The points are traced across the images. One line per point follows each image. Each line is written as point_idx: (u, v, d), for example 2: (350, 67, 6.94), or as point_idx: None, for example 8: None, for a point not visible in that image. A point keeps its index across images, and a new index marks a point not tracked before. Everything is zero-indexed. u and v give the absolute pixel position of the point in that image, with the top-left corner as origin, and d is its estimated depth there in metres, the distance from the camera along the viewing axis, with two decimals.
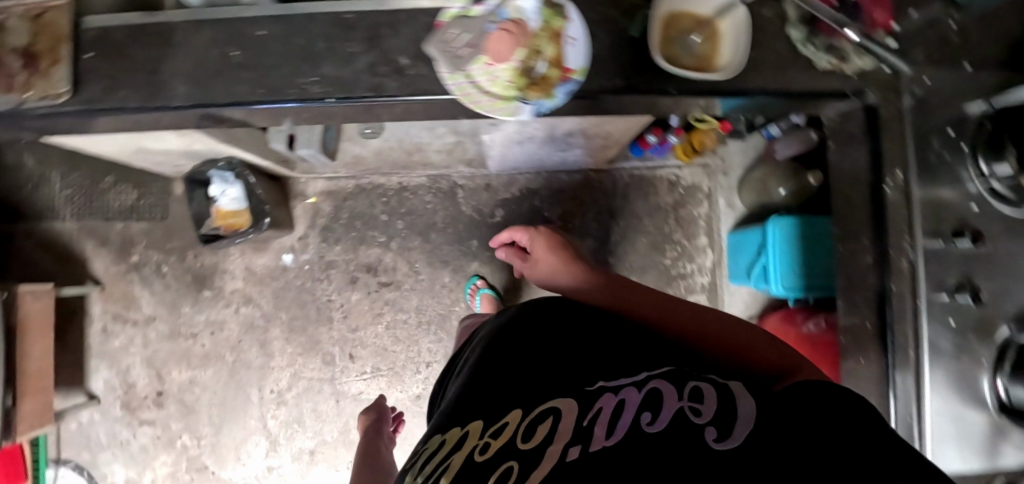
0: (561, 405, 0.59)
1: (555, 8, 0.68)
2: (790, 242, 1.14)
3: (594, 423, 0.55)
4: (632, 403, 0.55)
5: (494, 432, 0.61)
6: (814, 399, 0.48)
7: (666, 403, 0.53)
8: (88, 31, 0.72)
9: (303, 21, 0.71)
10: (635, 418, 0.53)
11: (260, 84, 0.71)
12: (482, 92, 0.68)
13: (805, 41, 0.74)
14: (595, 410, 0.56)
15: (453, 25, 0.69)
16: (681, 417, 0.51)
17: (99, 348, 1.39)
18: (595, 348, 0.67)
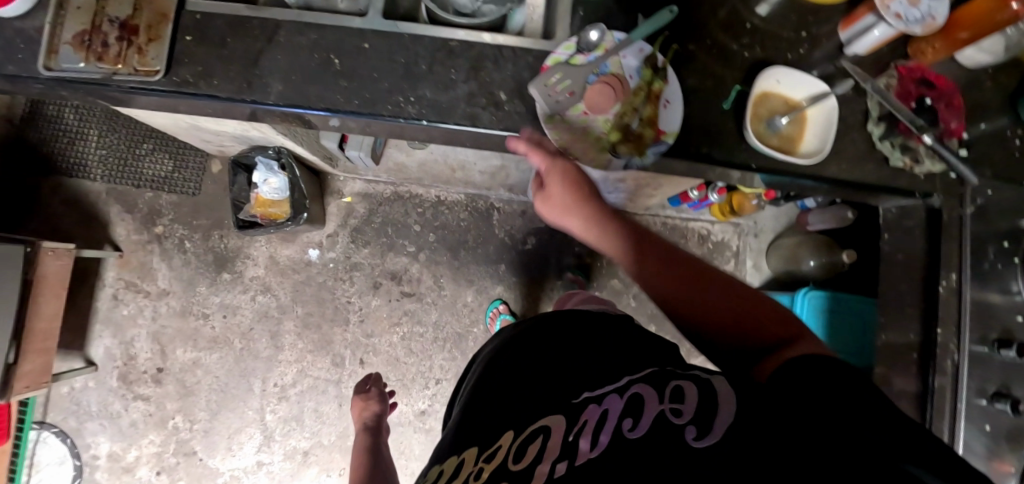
0: (551, 422, 0.59)
1: (656, 70, 0.70)
2: (823, 312, 1.15)
3: (581, 436, 0.55)
4: (615, 412, 0.55)
5: (488, 457, 0.60)
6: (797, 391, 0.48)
7: (648, 406, 0.53)
8: (190, 14, 0.72)
9: (407, 41, 0.72)
10: (618, 427, 0.53)
11: (356, 95, 0.71)
12: (576, 140, 0.70)
13: (881, 138, 0.77)
14: (585, 420, 0.56)
15: (555, 69, 0.69)
16: (664, 421, 0.50)
17: (105, 315, 1.36)
18: (586, 356, 0.66)
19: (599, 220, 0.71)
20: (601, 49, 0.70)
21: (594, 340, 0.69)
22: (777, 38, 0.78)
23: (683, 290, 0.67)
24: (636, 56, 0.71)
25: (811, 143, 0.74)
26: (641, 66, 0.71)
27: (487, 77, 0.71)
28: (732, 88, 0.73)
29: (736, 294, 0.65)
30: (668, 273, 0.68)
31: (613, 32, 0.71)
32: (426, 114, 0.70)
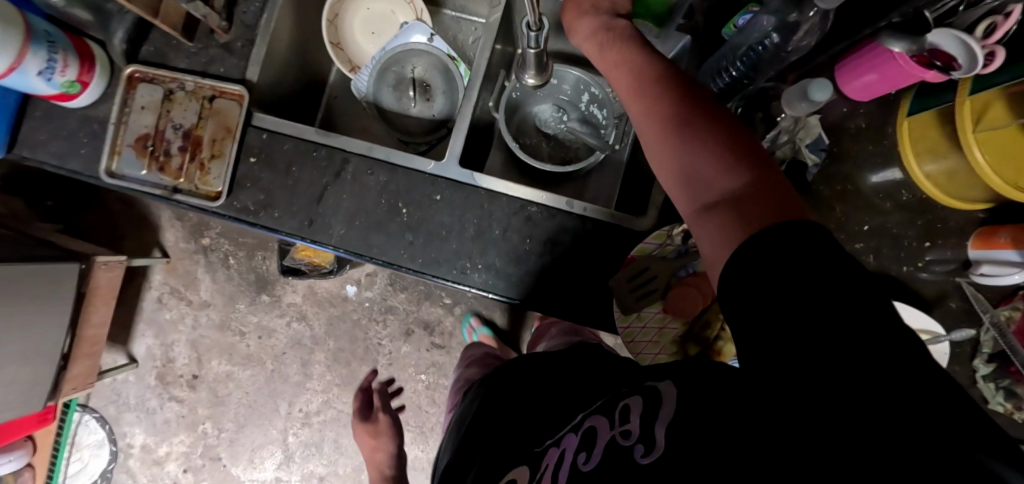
0: (515, 475, 0.51)
1: None
2: None
3: (545, 475, 0.47)
4: (570, 451, 0.46)
5: None
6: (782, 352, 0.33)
7: (599, 435, 0.45)
8: (256, 132, 0.69)
9: (476, 196, 0.67)
10: (568, 465, 0.45)
11: (421, 252, 0.66)
12: (648, 340, 0.64)
13: (989, 377, 0.64)
14: (551, 460, 0.48)
15: (640, 261, 0.63)
16: (614, 450, 0.42)
17: (150, 316, 1.39)
18: (555, 385, 0.59)
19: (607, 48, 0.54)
20: None
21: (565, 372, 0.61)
22: (895, 244, 0.67)
23: (655, 125, 0.48)
24: None
25: None
26: None
27: (559, 251, 0.65)
28: None
29: (728, 133, 0.44)
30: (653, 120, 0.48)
31: None
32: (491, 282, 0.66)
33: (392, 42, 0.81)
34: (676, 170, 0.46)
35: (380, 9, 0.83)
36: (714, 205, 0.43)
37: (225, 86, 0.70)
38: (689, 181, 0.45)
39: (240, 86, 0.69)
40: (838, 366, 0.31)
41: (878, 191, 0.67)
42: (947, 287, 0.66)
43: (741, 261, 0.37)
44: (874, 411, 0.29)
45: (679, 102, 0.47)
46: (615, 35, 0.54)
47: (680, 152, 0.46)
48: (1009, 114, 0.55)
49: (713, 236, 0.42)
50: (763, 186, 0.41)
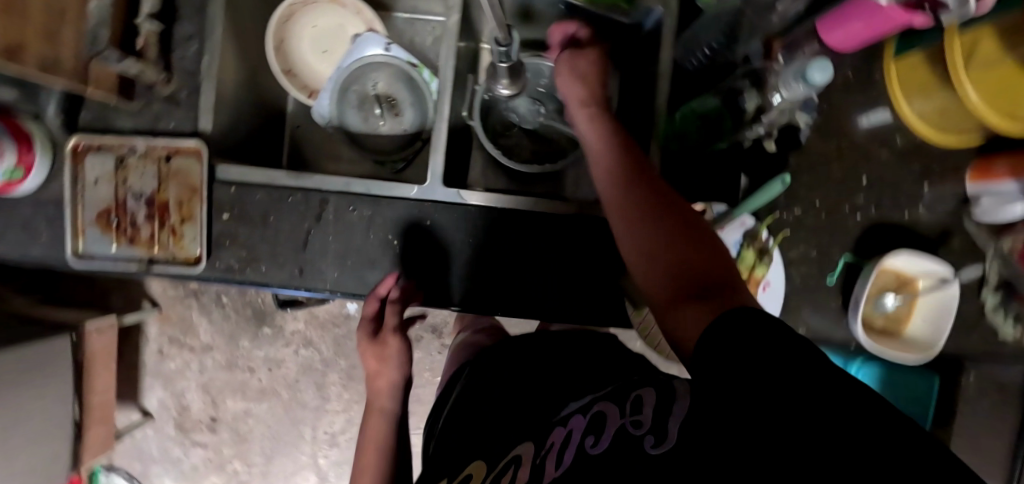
0: (522, 451, 0.45)
1: (761, 254, 0.63)
2: None
3: (551, 452, 0.41)
4: (577, 433, 0.41)
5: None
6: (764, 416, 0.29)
7: (608, 421, 0.39)
8: (223, 187, 0.65)
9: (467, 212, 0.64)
10: (575, 446, 0.40)
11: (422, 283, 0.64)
12: None
13: (998, 307, 0.63)
14: (557, 438, 0.42)
15: None
16: (621, 441, 0.37)
17: (154, 367, 1.36)
18: (553, 371, 0.55)
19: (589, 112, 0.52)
20: None
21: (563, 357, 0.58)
22: (896, 190, 0.65)
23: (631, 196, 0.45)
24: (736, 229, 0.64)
25: (924, 326, 0.64)
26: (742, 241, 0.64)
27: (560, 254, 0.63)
28: (840, 258, 0.64)
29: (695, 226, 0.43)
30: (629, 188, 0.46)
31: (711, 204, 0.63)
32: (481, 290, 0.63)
33: (347, 59, 0.76)
34: (647, 251, 0.42)
35: (328, 26, 0.77)
36: (689, 295, 0.38)
37: (177, 142, 0.64)
38: (660, 265, 0.41)
39: (196, 140, 0.63)
40: (809, 385, 0.28)
41: (873, 139, 0.65)
42: (953, 225, 0.65)
43: (720, 329, 0.34)
44: (866, 426, 0.26)
45: (656, 183, 0.45)
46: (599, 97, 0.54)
47: (653, 232, 0.42)
48: (1002, 49, 0.52)
49: (690, 320, 0.37)
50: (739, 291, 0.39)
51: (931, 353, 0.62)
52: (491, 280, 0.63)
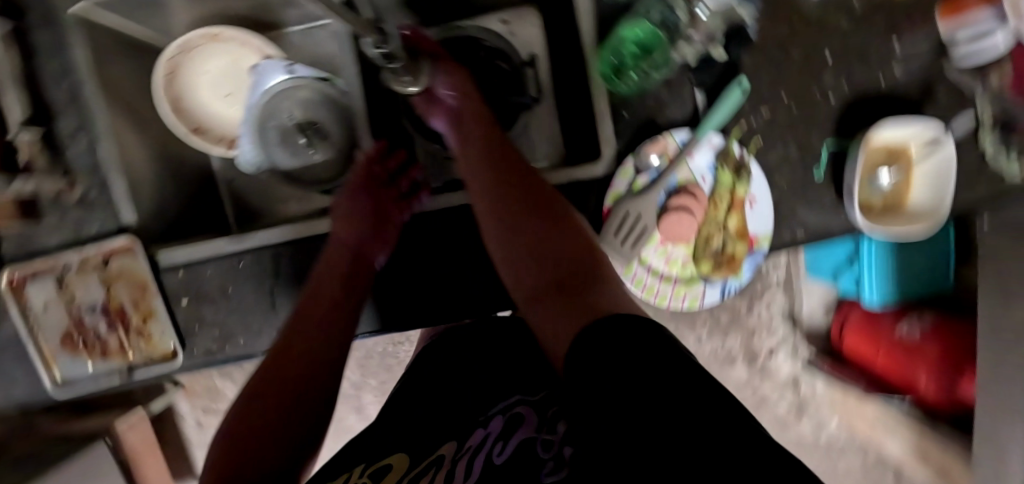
0: (445, 450, 0.46)
1: (738, 172, 0.58)
2: (893, 256, 0.86)
3: (466, 456, 0.43)
4: (493, 436, 0.45)
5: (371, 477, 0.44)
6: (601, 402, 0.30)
7: (521, 430, 0.44)
8: (171, 273, 0.61)
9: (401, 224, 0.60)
10: (484, 454, 0.42)
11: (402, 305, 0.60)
12: (660, 277, 0.63)
13: (1001, 153, 0.59)
14: (476, 440, 0.45)
15: (619, 210, 0.59)
16: (521, 457, 0.40)
17: (197, 438, 1.37)
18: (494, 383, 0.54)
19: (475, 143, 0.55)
20: (664, 159, 0.59)
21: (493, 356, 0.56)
22: (865, 57, 0.59)
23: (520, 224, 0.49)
24: (707, 152, 0.60)
25: (924, 193, 0.61)
26: (717, 163, 0.60)
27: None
28: (824, 146, 0.59)
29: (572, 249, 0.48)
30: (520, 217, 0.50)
31: (672, 134, 0.59)
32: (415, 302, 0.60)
33: (256, 97, 0.68)
34: (531, 262, 0.49)
35: (221, 68, 0.70)
36: (563, 297, 0.46)
37: (107, 244, 0.60)
38: (543, 273, 0.48)
39: (125, 236, 0.59)
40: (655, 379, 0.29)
41: (828, 8, 0.58)
42: (934, 75, 0.59)
43: (599, 335, 0.36)
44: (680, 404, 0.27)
45: (542, 199, 0.51)
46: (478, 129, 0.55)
47: (542, 251, 0.49)
48: None
49: (560, 312, 0.44)
50: (606, 288, 0.45)
51: (933, 226, 0.59)
52: (424, 287, 0.59)
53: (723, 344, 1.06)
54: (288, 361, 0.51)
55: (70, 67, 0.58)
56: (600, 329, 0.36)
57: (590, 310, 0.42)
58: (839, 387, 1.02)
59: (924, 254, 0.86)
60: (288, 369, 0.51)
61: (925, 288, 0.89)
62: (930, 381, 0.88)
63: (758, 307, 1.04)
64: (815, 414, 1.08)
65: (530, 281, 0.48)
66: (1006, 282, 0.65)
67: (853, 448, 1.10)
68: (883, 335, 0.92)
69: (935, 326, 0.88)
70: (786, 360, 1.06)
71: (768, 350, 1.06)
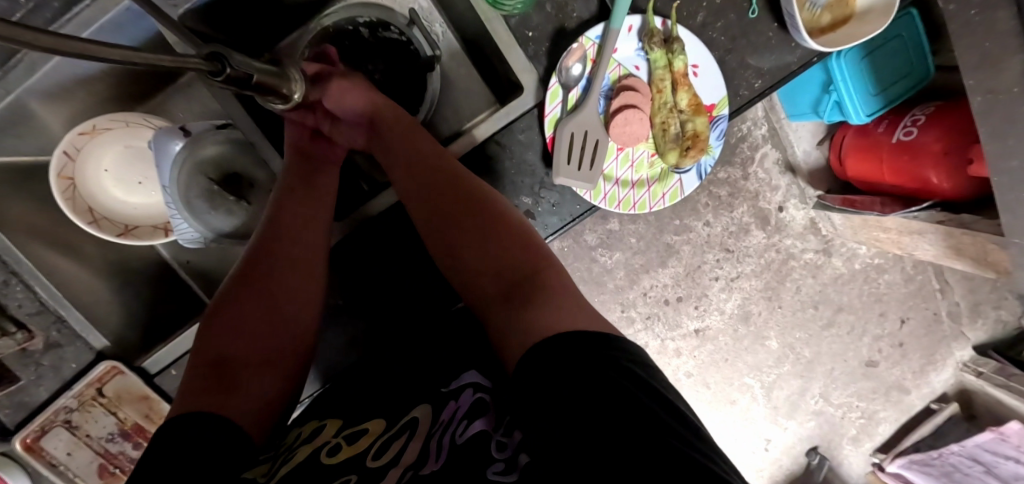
0: (419, 414, 0.41)
1: (668, 45, 0.53)
2: (861, 62, 0.81)
3: (436, 433, 0.37)
4: (461, 408, 0.39)
5: (349, 433, 0.42)
6: (580, 431, 0.29)
7: (488, 411, 0.38)
8: (167, 377, 0.61)
9: (354, 238, 0.57)
10: (448, 435, 0.36)
11: (399, 311, 0.59)
12: (632, 186, 0.58)
13: None
14: (446, 415, 0.39)
15: (563, 133, 0.54)
16: (479, 453, 0.34)
17: None
18: (440, 342, 0.49)
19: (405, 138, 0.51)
20: (587, 63, 0.54)
21: (443, 326, 0.52)
22: None
23: (459, 212, 0.46)
24: (629, 38, 0.55)
25: None
26: (644, 45, 0.55)
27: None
28: None
29: (517, 239, 0.45)
30: (458, 205, 0.46)
31: (586, 35, 0.53)
32: (372, 313, 0.59)
33: (167, 174, 0.64)
34: (469, 252, 0.45)
35: (120, 160, 0.65)
36: (505, 301, 0.42)
37: (92, 378, 0.59)
38: (483, 272, 0.44)
39: (106, 362, 0.58)
40: (626, 425, 0.28)
41: None
42: None
43: (561, 344, 0.33)
44: (651, 452, 0.27)
45: (478, 189, 0.47)
46: (407, 128, 0.52)
47: (481, 244, 0.45)
48: None
49: (505, 320, 0.40)
50: (551, 288, 0.41)
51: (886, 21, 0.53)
52: (384, 298, 0.59)
53: (732, 218, 1.08)
54: (258, 274, 0.49)
55: None
56: (545, 346, 0.34)
57: (538, 314, 0.38)
58: (858, 215, 0.97)
59: (894, 48, 0.81)
60: (254, 277, 0.49)
61: (914, 80, 0.83)
62: (942, 179, 0.79)
63: (752, 170, 1.07)
64: (842, 249, 1.11)
65: (473, 274, 0.45)
66: (979, 46, 0.61)
67: (888, 262, 1.12)
68: (878, 146, 0.88)
69: (929, 118, 0.81)
70: (797, 209, 1.09)
71: (778, 206, 1.09)
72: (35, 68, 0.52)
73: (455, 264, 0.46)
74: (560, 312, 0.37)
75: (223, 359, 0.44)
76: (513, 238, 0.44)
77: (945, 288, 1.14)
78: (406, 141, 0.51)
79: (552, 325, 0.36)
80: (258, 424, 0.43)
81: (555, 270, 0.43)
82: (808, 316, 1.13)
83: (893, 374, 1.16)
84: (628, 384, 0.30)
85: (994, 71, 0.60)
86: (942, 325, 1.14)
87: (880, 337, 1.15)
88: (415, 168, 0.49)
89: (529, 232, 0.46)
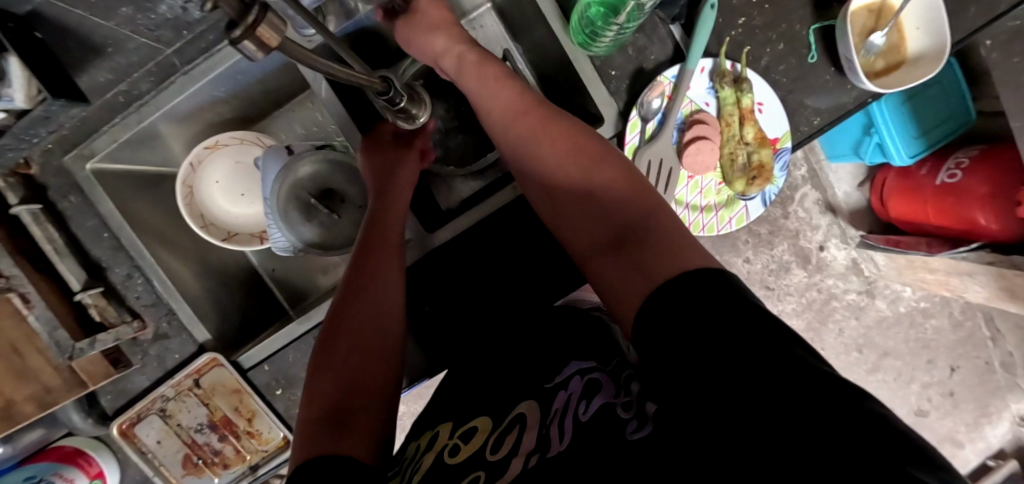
0: (525, 409, 0.46)
1: (738, 84, 0.59)
2: (904, 108, 0.88)
3: (555, 419, 0.42)
4: (575, 395, 0.43)
5: (463, 434, 0.48)
6: (733, 387, 0.32)
7: (602, 390, 0.42)
8: (259, 371, 0.65)
9: (459, 242, 0.63)
10: (571, 415, 0.41)
11: (496, 312, 0.65)
12: (702, 210, 0.65)
13: None
14: (560, 402, 0.44)
15: (641, 161, 0.61)
16: (608, 420, 0.38)
17: None
18: (544, 341, 0.55)
19: (503, 118, 0.56)
20: (665, 99, 0.60)
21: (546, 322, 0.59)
22: None
23: (559, 185, 0.53)
24: (701, 78, 0.61)
25: (922, 38, 0.61)
26: (714, 84, 0.61)
27: (511, 242, 0.64)
28: (810, 30, 0.60)
29: (615, 185, 0.50)
30: (559, 174, 0.53)
31: (665, 74, 0.59)
32: (453, 319, 0.64)
33: (269, 188, 0.71)
34: (576, 218, 0.52)
35: (230, 173, 0.72)
36: (616, 250, 0.47)
37: (192, 365, 0.63)
38: (585, 246, 0.51)
39: (208, 352, 0.62)
40: (767, 382, 0.31)
41: None
42: None
43: (677, 288, 0.39)
44: (791, 402, 0.29)
45: (579, 155, 0.52)
46: (515, 113, 0.55)
47: (584, 208, 0.51)
48: None
49: (621, 262, 0.46)
50: (653, 229, 0.46)
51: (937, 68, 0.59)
52: (488, 300, 0.64)
53: (772, 255, 1.11)
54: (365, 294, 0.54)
55: (102, 220, 0.61)
56: (670, 285, 0.39)
57: (653, 254, 0.44)
58: (903, 255, 1.00)
59: (933, 94, 0.87)
60: (356, 296, 0.55)
61: (949, 128, 0.88)
62: (990, 220, 0.82)
63: (792, 209, 1.10)
64: (886, 291, 1.12)
65: (581, 234, 0.51)
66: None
67: (934, 306, 1.12)
68: (920, 188, 0.92)
69: (972, 162, 0.85)
70: (839, 249, 1.12)
71: (818, 245, 1.11)
72: (184, 88, 0.61)
73: (564, 223, 0.53)
74: (669, 251, 0.43)
75: (343, 403, 0.47)
76: (614, 191, 0.50)
77: (996, 336, 1.13)
78: (501, 122, 0.56)
79: (666, 263, 0.42)
80: (373, 426, 0.46)
81: (657, 214, 0.48)
82: (852, 359, 1.14)
83: (944, 425, 1.16)
84: (756, 330, 0.34)
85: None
86: (994, 374, 1.14)
87: (929, 385, 1.14)
88: (518, 151, 0.55)
89: (621, 180, 0.50)
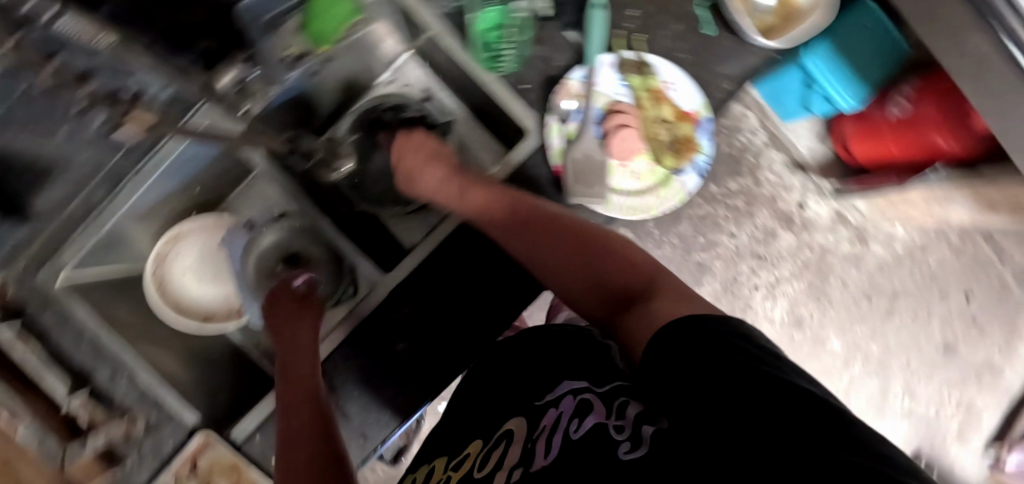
0: (514, 425, 0.49)
1: (641, 70, 0.63)
2: (839, 54, 0.87)
3: (542, 435, 0.43)
4: (566, 414, 0.43)
5: (454, 464, 0.53)
6: (740, 429, 0.30)
7: (593, 412, 0.41)
8: (253, 444, 0.65)
9: (425, 270, 0.65)
10: (560, 431, 0.41)
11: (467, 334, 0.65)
12: (644, 195, 0.63)
13: None
14: (548, 420, 0.44)
15: (569, 161, 0.60)
16: (599, 437, 0.37)
17: None
18: (541, 370, 0.55)
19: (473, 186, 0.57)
20: (578, 99, 0.62)
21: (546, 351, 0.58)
22: None
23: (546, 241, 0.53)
24: (609, 73, 0.64)
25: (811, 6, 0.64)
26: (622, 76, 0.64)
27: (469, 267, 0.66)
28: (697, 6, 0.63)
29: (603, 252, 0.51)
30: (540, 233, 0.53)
31: (571, 77, 0.62)
32: (427, 355, 0.65)
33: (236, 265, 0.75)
34: (574, 278, 0.52)
35: (199, 258, 0.76)
36: (621, 313, 0.48)
37: (184, 451, 0.63)
38: (599, 308, 0.51)
39: (197, 433, 0.63)
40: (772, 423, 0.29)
41: None
42: None
43: (684, 336, 0.38)
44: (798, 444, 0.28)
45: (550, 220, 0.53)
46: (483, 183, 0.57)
47: (576, 273, 0.52)
48: None
49: (630, 321, 0.46)
50: (660, 291, 0.46)
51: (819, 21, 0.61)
52: (457, 325, 0.66)
53: (756, 225, 1.09)
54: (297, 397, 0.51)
55: (80, 328, 0.63)
56: (673, 332, 0.39)
57: (659, 308, 0.43)
58: (877, 195, 0.99)
59: (859, 36, 0.86)
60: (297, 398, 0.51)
61: (885, 62, 0.88)
62: (950, 141, 0.82)
63: (762, 176, 1.09)
64: (878, 234, 1.10)
65: (580, 297, 0.52)
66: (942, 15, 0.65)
67: (929, 238, 1.10)
68: (877, 125, 0.92)
69: (917, 90, 0.84)
70: (818, 204, 1.11)
71: (797, 204, 1.10)
72: (137, 187, 0.65)
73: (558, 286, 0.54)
74: (677, 304, 0.43)
75: None
76: (608, 258, 0.51)
77: (1000, 253, 1.10)
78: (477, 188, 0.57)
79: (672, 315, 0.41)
80: None
81: (660, 276, 0.48)
82: (864, 309, 1.11)
83: (976, 355, 1.11)
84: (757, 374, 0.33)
85: (965, 41, 0.64)
86: (1010, 292, 1.10)
87: (949, 318, 1.11)
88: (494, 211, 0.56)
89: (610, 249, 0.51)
